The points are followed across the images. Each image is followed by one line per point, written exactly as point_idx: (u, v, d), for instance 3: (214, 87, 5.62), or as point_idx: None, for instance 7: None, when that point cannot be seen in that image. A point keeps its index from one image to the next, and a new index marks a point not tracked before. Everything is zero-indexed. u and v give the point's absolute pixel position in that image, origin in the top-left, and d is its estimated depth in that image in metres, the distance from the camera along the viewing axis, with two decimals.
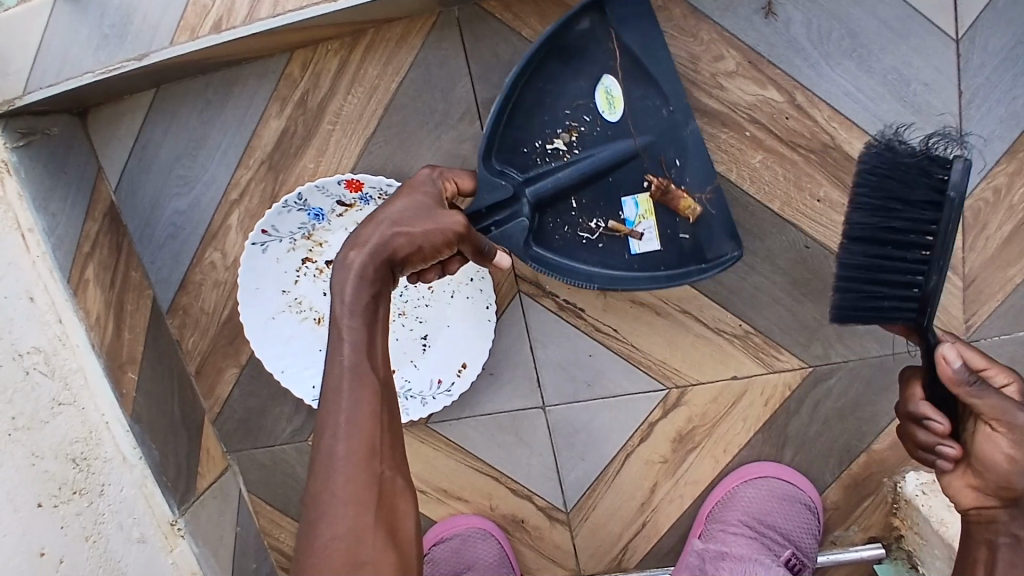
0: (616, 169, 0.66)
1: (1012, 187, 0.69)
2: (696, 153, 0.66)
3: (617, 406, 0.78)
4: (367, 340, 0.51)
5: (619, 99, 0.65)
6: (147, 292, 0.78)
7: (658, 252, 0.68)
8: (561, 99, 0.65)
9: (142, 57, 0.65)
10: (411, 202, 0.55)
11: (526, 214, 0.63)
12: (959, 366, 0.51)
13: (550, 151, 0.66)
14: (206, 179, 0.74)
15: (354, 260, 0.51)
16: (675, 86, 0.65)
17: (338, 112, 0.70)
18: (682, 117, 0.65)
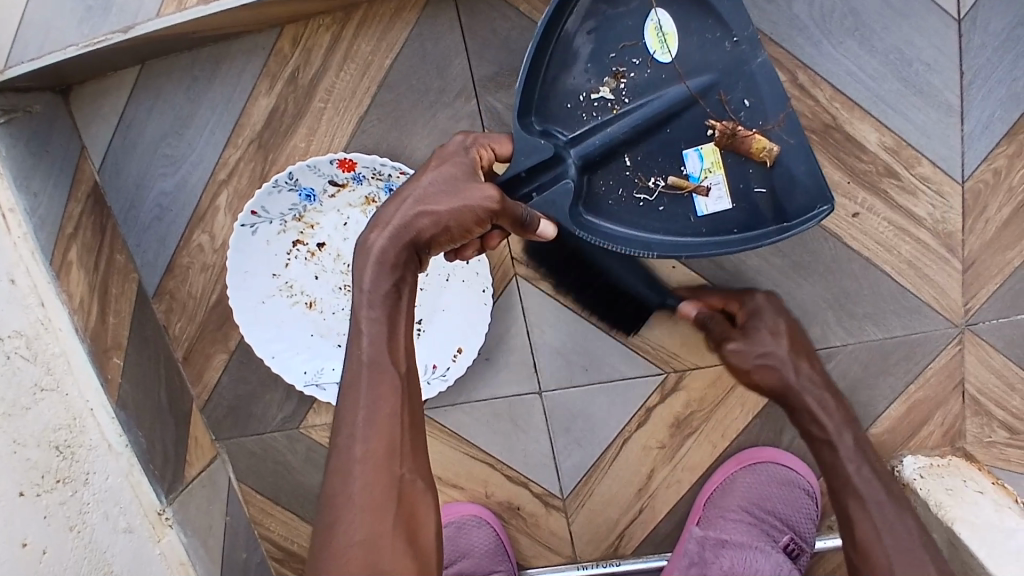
0: (673, 117, 0.62)
1: (1012, 169, 0.68)
2: (767, 90, 0.60)
3: (614, 391, 0.77)
4: (389, 332, 0.52)
5: (671, 36, 0.61)
6: (132, 275, 0.76)
7: (729, 210, 0.63)
8: (606, 43, 0.61)
9: (126, 30, 0.63)
10: (439, 175, 0.53)
11: (572, 176, 0.61)
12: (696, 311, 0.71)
13: (598, 104, 0.62)
14: (194, 158, 0.72)
15: (374, 244, 0.51)
16: (735, 14, 0.59)
17: (330, 89, 0.69)
18: (748, 49, 0.60)
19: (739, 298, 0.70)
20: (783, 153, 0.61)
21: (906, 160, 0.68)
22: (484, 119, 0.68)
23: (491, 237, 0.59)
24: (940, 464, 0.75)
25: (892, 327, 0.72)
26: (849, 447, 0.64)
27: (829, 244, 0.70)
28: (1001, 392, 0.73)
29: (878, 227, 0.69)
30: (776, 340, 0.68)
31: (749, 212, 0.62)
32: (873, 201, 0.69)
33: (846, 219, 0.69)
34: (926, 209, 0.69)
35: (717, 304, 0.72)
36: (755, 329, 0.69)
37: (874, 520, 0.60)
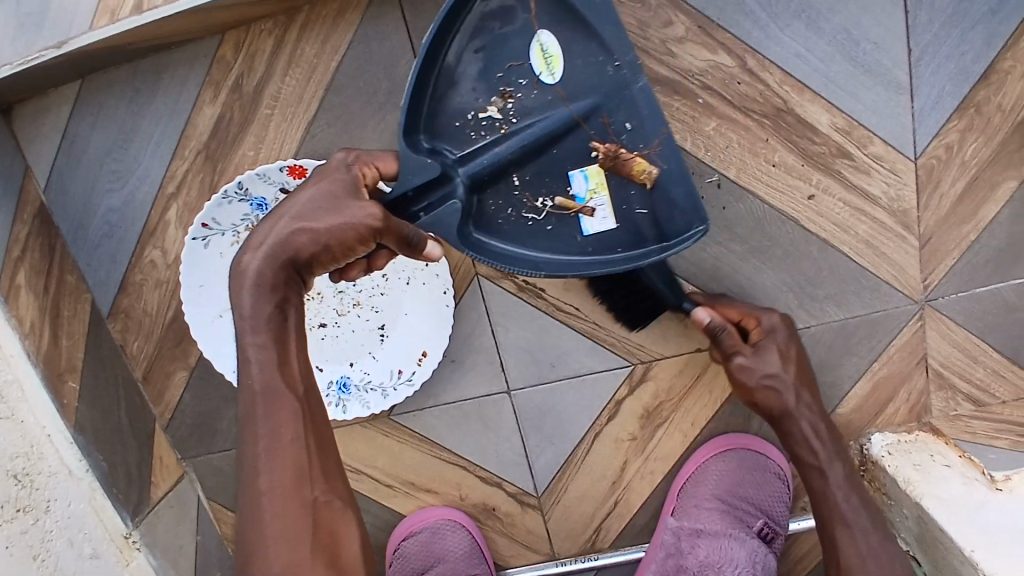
0: (558, 138, 0.60)
1: (963, 144, 0.69)
2: (649, 115, 0.59)
3: (583, 386, 0.77)
4: (278, 358, 0.52)
5: (557, 58, 0.59)
6: (84, 296, 0.73)
7: (612, 229, 0.61)
8: (493, 61, 0.59)
9: (60, 44, 0.59)
10: (319, 192, 0.54)
11: (461, 196, 0.58)
12: (708, 320, 0.66)
13: (485, 122, 0.60)
14: (140, 173, 0.71)
15: (249, 265, 0.52)
16: (619, 36, 0.58)
17: (276, 95, 0.67)
18: (630, 73, 0.58)
19: (758, 318, 0.69)
20: (662, 175, 0.60)
21: (859, 140, 0.68)
22: None
23: (377, 256, 0.60)
24: (907, 440, 0.74)
25: (854, 307, 0.73)
26: (838, 475, 0.66)
27: (786, 228, 0.70)
28: (963, 365, 0.74)
29: (835, 209, 0.70)
30: (783, 365, 0.67)
31: (631, 232, 0.61)
32: (828, 182, 0.69)
33: (803, 202, 0.69)
34: (881, 188, 0.69)
35: (738, 317, 0.69)
36: (767, 352, 0.68)
37: (859, 545, 0.62)
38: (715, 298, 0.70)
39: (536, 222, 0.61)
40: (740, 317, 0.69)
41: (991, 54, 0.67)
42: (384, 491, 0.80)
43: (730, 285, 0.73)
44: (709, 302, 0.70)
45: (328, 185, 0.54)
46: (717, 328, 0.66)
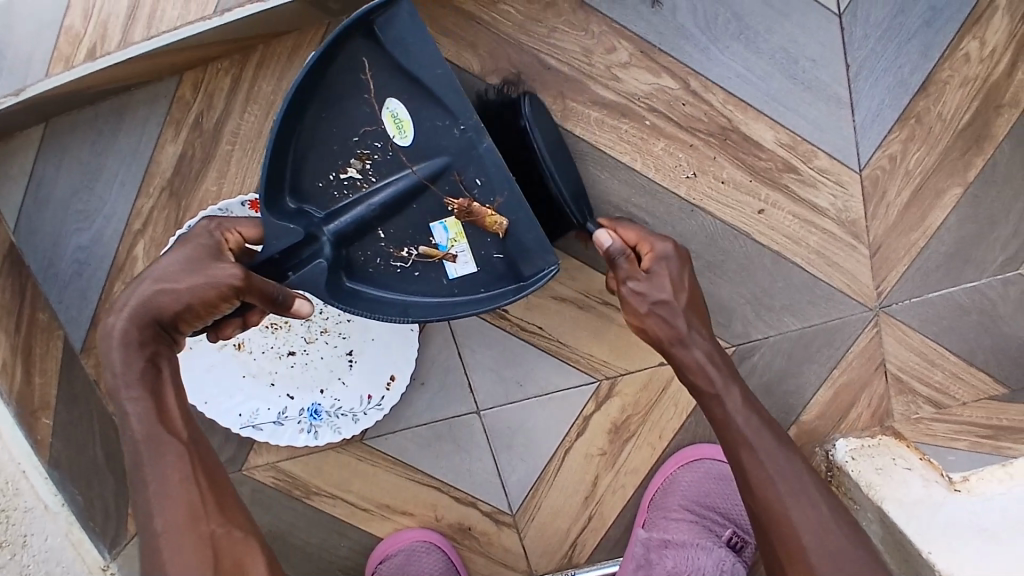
0: (417, 196, 0.61)
1: (906, 153, 0.71)
2: (496, 170, 0.59)
3: (551, 403, 0.78)
4: (158, 408, 0.54)
5: (407, 120, 0.60)
6: (58, 333, 0.74)
7: (475, 274, 0.62)
8: (347, 127, 0.60)
9: (18, 93, 0.57)
10: (180, 256, 0.55)
11: (327, 254, 0.58)
12: (610, 243, 0.61)
13: (347, 182, 0.60)
14: (108, 211, 0.72)
15: (114, 327, 0.53)
16: (460, 101, 0.58)
17: (236, 132, 0.69)
18: (474, 134, 0.59)
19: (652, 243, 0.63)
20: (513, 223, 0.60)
21: (803, 154, 0.70)
22: None
23: (252, 312, 0.61)
24: (869, 444, 0.75)
25: (810, 315, 0.74)
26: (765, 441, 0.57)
27: (738, 242, 0.72)
28: (921, 368, 0.75)
29: (784, 222, 0.72)
30: (676, 292, 0.61)
31: (494, 276, 0.62)
32: (776, 196, 0.71)
33: (753, 216, 0.71)
34: (828, 200, 0.71)
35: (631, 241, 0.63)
36: (659, 276, 0.62)
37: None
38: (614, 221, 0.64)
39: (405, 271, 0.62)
40: (637, 241, 0.63)
41: (928, 65, 0.69)
42: (360, 516, 0.81)
43: None
44: (630, 228, 0.64)
45: (192, 249, 0.56)
46: (614, 251, 0.61)
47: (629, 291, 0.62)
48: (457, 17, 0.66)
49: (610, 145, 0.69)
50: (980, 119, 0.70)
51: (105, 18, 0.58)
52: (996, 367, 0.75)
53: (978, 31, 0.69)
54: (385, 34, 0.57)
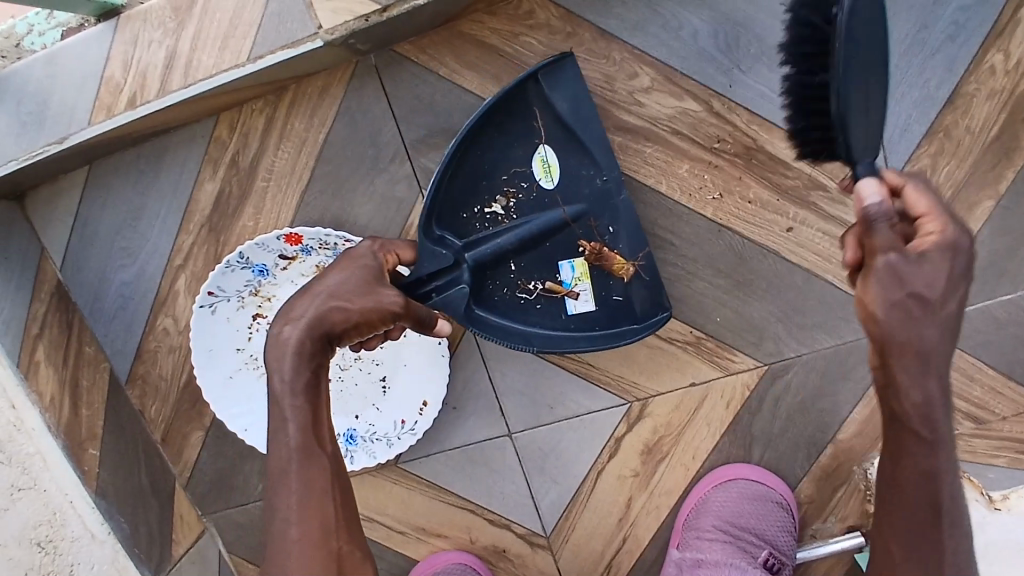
0: (550, 236, 0.68)
1: (936, 168, 0.70)
2: (627, 222, 0.68)
3: (582, 425, 0.78)
4: (315, 415, 0.50)
5: (554, 167, 0.68)
6: (104, 364, 0.78)
7: (590, 312, 0.70)
8: (498, 166, 0.67)
9: (62, 140, 0.61)
10: (349, 276, 0.54)
11: (467, 279, 0.65)
12: (873, 199, 0.44)
13: (489, 216, 0.67)
14: (150, 247, 0.75)
15: (290, 337, 0.50)
16: (608, 156, 0.67)
17: (270, 169, 0.71)
18: (614, 187, 0.68)
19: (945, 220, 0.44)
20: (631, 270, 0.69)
21: (831, 172, 0.70)
22: (421, 179, 0.71)
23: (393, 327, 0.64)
24: None
25: (843, 333, 0.74)
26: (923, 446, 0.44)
27: (767, 261, 0.72)
28: (961, 384, 0.74)
29: (814, 239, 0.71)
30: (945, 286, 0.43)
31: (610, 314, 0.70)
32: (805, 214, 0.71)
33: (782, 235, 0.71)
34: (857, 217, 0.71)
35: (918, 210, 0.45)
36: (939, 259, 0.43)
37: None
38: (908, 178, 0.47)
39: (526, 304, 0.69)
40: (920, 212, 0.45)
41: (954, 79, 0.69)
42: (397, 539, 0.82)
43: (718, 319, 0.74)
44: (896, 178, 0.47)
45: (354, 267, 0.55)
46: (875, 211, 0.44)
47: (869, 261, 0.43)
48: (480, 50, 0.68)
49: (635, 169, 0.70)
50: (1012, 131, 0.69)
51: (144, 68, 0.59)
52: None
53: (1005, 43, 0.68)
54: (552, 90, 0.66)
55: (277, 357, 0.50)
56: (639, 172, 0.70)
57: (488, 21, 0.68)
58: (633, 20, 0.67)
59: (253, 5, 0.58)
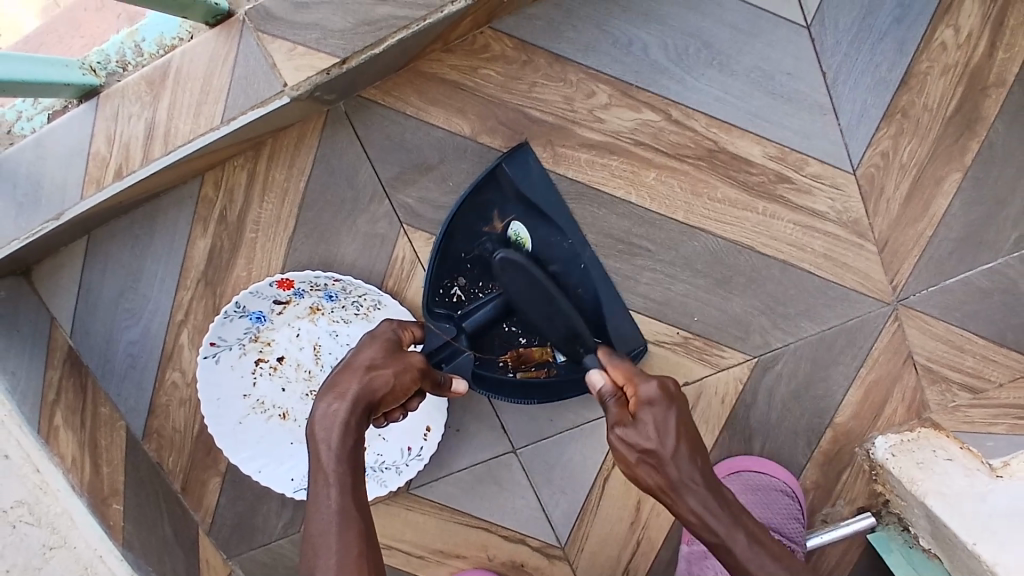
0: (535, 300, 0.69)
1: (898, 148, 0.71)
2: (597, 276, 0.74)
3: (584, 435, 0.80)
4: (353, 480, 0.55)
5: (526, 238, 0.72)
6: (119, 424, 0.80)
7: (578, 360, 0.71)
8: (482, 241, 0.72)
9: (59, 216, 0.65)
10: (380, 350, 0.63)
11: (468, 347, 0.71)
12: (599, 379, 0.64)
13: (480, 285, 0.72)
14: (152, 306, 0.78)
15: (339, 408, 0.57)
16: (570, 222, 0.73)
17: (256, 220, 0.74)
18: (580, 247, 0.73)
19: (637, 385, 0.61)
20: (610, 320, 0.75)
21: (794, 163, 0.71)
22: (401, 215, 0.74)
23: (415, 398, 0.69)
24: (909, 438, 0.76)
25: (827, 318, 0.76)
26: (745, 545, 0.57)
27: (744, 256, 0.74)
28: (952, 357, 0.76)
29: (786, 231, 0.73)
30: (660, 440, 0.57)
31: None
32: (774, 208, 0.73)
33: (753, 229, 0.73)
34: (826, 205, 0.72)
35: (621, 381, 0.63)
36: (647, 424, 0.58)
37: None
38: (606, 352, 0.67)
39: (513, 366, 0.73)
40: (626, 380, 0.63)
41: (904, 60, 0.70)
42: (417, 564, 0.83)
43: (699, 318, 0.76)
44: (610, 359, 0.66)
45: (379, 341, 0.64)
46: (608, 397, 0.63)
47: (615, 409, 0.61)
48: (442, 87, 0.71)
49: (606, 181, 0.72)
50: (968, 103, 0.71)
51: (126, 141, 0.63)
52: None
53: (951, 19, 0.69)
54: (515, 169, 0.71)
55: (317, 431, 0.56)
56: (604, 184, 0.72)
57: (446, 59, 0.70)
58: (584, 42, 0.70)
59: (222, 70, 0.60)
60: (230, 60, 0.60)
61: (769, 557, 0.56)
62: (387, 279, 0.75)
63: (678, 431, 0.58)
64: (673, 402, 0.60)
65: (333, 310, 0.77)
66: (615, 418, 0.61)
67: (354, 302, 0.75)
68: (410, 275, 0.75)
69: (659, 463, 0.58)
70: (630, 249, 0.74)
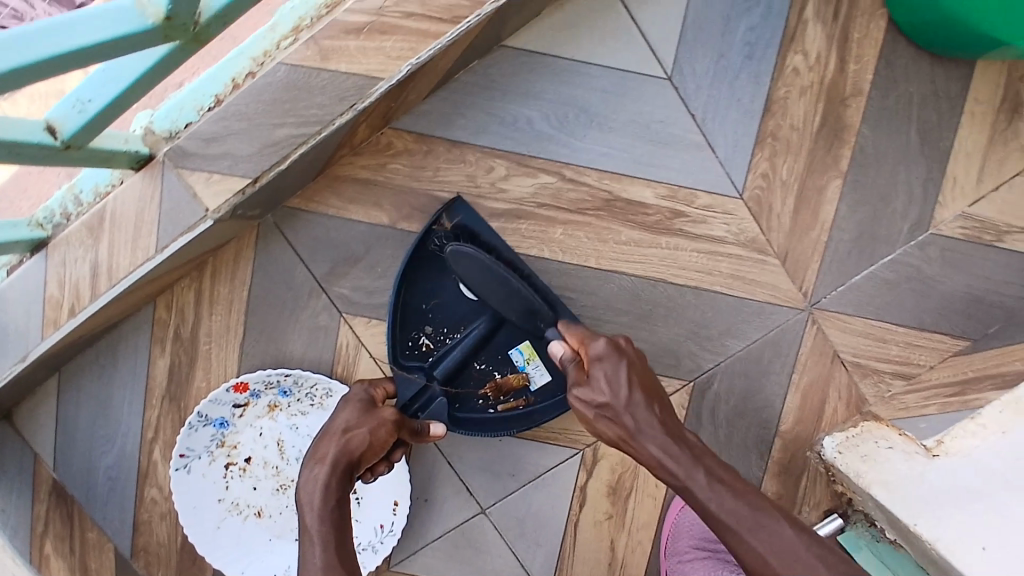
0: (499, 331, 0.77)
1: (776, 168, 0.77)
2: (552, 303, 0.76)
3: (548, 484, 0.83)
4: (336, 537, 0.59)
5: (477, 280, 0.76)
6: (107, 546, 0.83)
7: (549, 381, 0.77)
8: (437, 292, 0.77)
9: (24, 358, 0.72)
10: (354, 411, 0.68)
11: (441, 393, 0.76)
12: (560, 352, 0.69)
13: (444, 331, 0.77)
14: (124, 428, 0.83)
15: (319, 472, 0.62)
16: (514, 257, 0.76)
17: (209, 332, 0.80)
18: (529, 279, 0.76)
19: (591, 342, 0.66)
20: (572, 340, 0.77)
21: (684, 199, 0.78)
22: (338, 306, 0.79)
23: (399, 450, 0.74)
24: (853, 434, 0.79)
25: (749, 333, 0.81)
26: (705, 485, 0.59)
27: (659, 289, 0.80)
28: (876, 348, 0.80)
29: (692, 259, 0.79)
30: (613, 390, 0.63)
31: (568, 379, 0.77)
32: (676, 241, 0.79)
33: (662, 263, 0.79)
34: (723, 229, 0.78)
35: (575, 343, 0.69)
36: (604, 377, 0.64)
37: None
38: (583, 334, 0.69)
39: (493, 399, 0.78)
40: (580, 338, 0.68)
41: (763, 90, 0.75)
42: None
43: None
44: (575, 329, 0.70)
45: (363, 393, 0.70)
46: (566, 362, 0.68)
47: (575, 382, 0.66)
48: (356, 185, 0.77)
49: (519, 243, 0.78)
50: (831, 115, 0.76)
51: (75, 282, 0.70)
52: (943, 324, 0.81)
53: (798, 47, 0.75)
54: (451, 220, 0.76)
55: (302, 497, 0.61)
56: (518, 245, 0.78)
57: (355, 161, 0.77)
58: (475, 125, 0.76)
59: (150, 207, 0.67)
60: (156, 198, 0.67)
61: (730, 495, 0.58)
62: (335, 367, 0.80)
63: (631, 381, 0.63)
64: (628, 396, 0.63)
65: (290, 405, 0.81)
66: (573, 378, 0.66)
67: (307, 393, 0.80)
68: (356, 359, 0.80)
69: (615, 391, 0.63)
70: None
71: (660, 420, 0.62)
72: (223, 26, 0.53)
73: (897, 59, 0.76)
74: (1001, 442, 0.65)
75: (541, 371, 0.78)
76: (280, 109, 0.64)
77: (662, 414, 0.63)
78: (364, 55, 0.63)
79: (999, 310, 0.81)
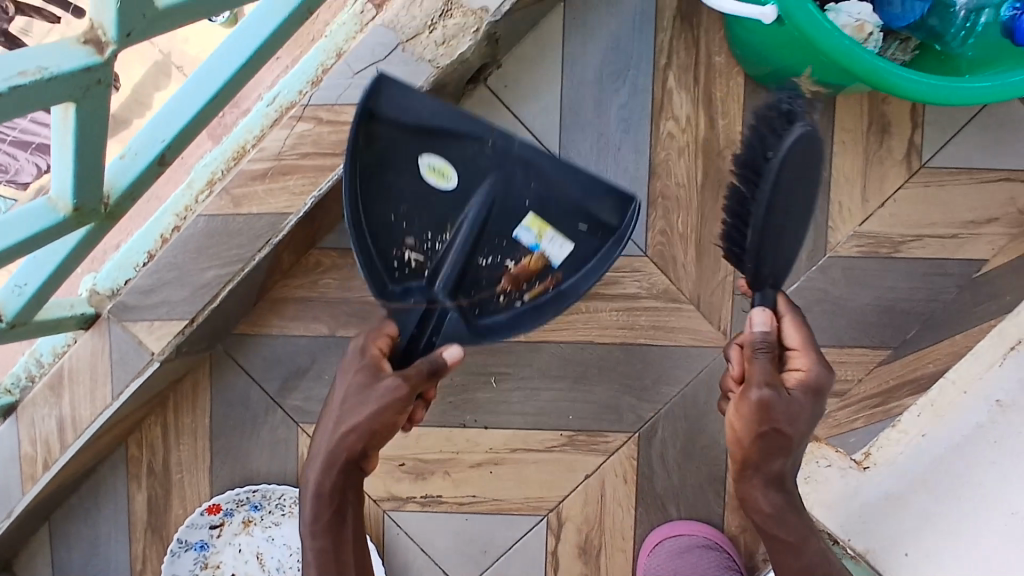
0: (490, 214, 0.67)
1: (672, 224, 0.83)
2: (540, 160, 0.65)
3: (519, 554, 0.87)
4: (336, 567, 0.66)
5: (446, 166, 0.65)
6: None
7: (572, 250, 0.66)
8: (399, 206, 0.66)
9: (9, 514, 0.77)
10: (349, 384, 0.64)
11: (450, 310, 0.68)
12: (760, 327, 0.64)
13: (425, 242, 0.67)
14: (114, 563, 0.87)
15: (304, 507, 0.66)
16: (475, 122, 0.64)
17: (179, 460, 0.86)
18: (502, 142, 0.65)
19: (807, 367, 0.65)
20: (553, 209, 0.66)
21: None
22: (295, 416, 0.85)
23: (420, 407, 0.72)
24: None
25: (682, 377, 0.85)
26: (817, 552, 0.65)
27: (588, 351, 0.85)
28: None
29: (612, 317, 0.85)
30: (812, 404, 0.64)
31: (588, 241, 0.66)
32: (595, 302, 0.84)
33: (586, 326, 0.84)
34: (636, 286, 0.84)
35: (795, 343, 0.66)
36: (798, 405, 0.63)
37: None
38: (790, 312, 0.66)
39: (516, 293, 0.68)
40: (796, 345, 0.66)
41: (644, 157, 0.82)
42: None
43: (574, 416, 0.85)
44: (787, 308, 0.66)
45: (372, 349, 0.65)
46: (761, 341, 0.64)
47: (773, 381, 0.63)
48: (292, 303, 0.84)
49: None
50: (711, 168, 0.82)
51: (46, 437, 0.76)
52: (860, 337, 0.85)
53: (668, 113, 0.82)
54: (380, 102, 0.64)
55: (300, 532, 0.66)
56: None
57: (287, 283, 0.83)
58: None
59: (103, 358, 0.74)
60: (106, 350, 0.73)
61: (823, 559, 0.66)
62: (301, 474, 0.85)
63: (814, 418, 0.64)
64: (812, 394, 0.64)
65: (263, 518, 0.86)
66: (766, 376, 0.63)
67: (277, 504, 0.84)
68: None
69: (792, 418, 0.62)
70: (491, 378, 0.85)
71: (778, 476, 0.64)
72: (133, 200, 0.60)
73: (761, 108, 0.82)
74: (924, 445, 0.69)
75: (557, 242, 0.67)
76: (205, 255, 0.72)
77: (778, 470, 0.64)
78: (271, 196, 0.71)
79: (911, 315, 0.84)
